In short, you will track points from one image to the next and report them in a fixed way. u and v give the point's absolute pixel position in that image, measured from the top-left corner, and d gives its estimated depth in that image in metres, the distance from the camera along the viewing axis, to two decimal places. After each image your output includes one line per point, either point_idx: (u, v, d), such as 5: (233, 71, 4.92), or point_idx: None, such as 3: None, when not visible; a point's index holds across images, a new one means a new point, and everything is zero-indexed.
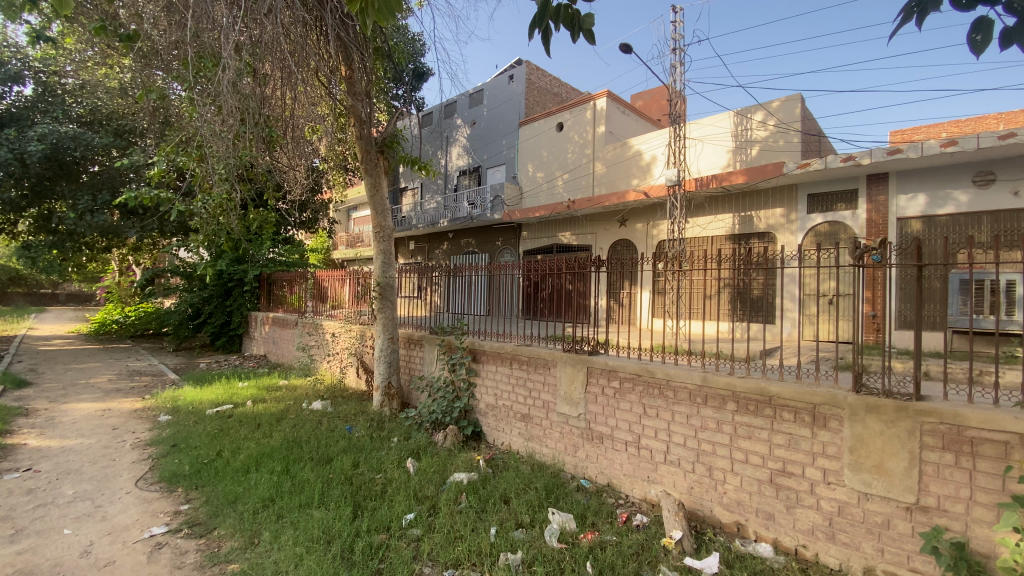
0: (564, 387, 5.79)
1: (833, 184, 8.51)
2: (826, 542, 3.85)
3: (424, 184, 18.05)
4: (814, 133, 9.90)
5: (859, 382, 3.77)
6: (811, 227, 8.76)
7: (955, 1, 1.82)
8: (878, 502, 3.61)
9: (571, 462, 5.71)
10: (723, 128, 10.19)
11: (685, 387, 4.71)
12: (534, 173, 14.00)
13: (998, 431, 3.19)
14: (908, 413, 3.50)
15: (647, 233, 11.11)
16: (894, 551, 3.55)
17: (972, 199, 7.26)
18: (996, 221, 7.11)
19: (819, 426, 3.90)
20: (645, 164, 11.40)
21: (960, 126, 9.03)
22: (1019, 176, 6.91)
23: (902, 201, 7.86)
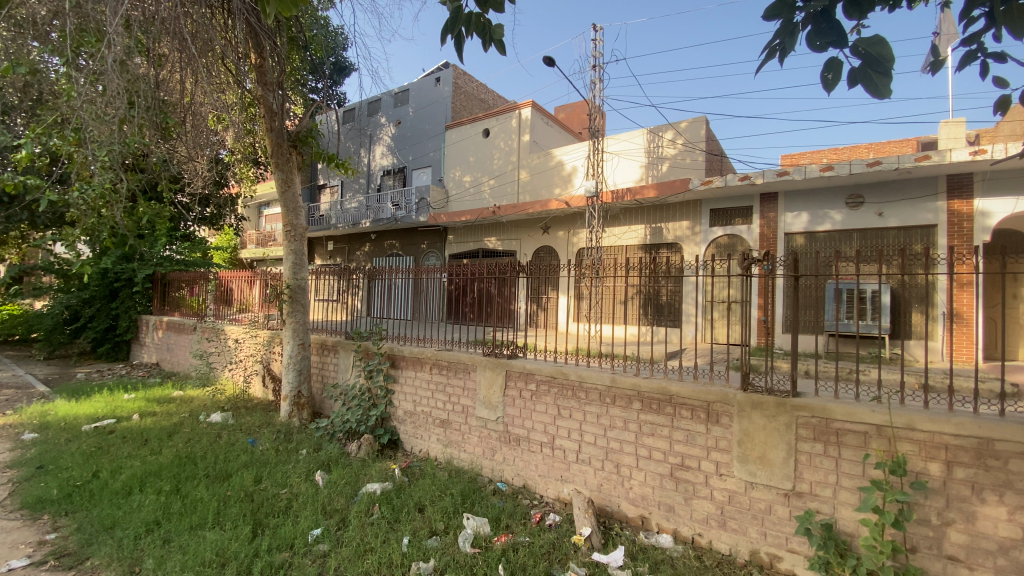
0: (482, 391, 5.80)
1: (732, 201, 9.31)
2: (718, 529, 4.18)
3: (345, 183, 17.36)
4: (716, 153, 10.78)
5: (746, 381, 4.14)
6: (712, 240, 9.52)
7: (813, 45, 2.04)
8: (762, 490, 3.98)
9: (488, 466, 5.72)
10: (637, 145, 10.82)
11: (596, 388, 4.91)
12: (459, 177, 13.96)
13: (858, 423, 3.63)
14: (787, 408, 3.91)
15: (569, 240, 11.51)
16: (775, 534, 3.92)
17: (845, 219, 8.24)
18: (864, 239, 8.12)
19: (712, 422, 4.24)
20: (567, 174, 11.81)
21: (837, 154, 10.22)
22: (882, 200, 7.94)
23: (789, 218, 8.75)
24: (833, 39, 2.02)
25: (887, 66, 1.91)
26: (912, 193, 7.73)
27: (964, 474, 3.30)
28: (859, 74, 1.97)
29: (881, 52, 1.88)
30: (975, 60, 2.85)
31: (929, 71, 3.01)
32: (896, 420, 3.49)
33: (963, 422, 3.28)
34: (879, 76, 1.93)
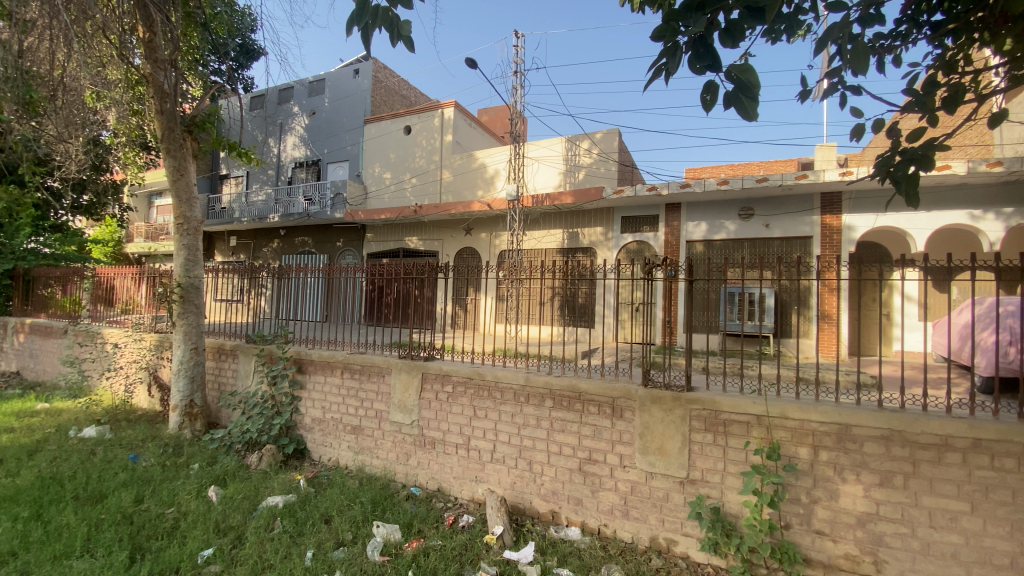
0: (397, 394, 5.67)
1: (641, 209, 9.89)
2: (622, 519, 4.42)
3: (251, 175, 16.15)
4: (628, 164, 11.41)
5: (647, 377, 4.43)
6: (624, 245, 10.06)
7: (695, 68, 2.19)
8: (661, 479, 4.27)
9: (402, 471, 5.60)
10: (556, 151, 11.15)
11: (511, 388, 4.99)
12: (379, 174, 13.53)
13: (742, 413, 4.01)
14: (682, 402, 4.23)
15: (491, 242, 11.60)
16: (671, 519, 4.22)
17: (738, 229, 9.07)
18: (753, 247, 9.00)
19: (617, 416, 4.48)
20: (489, 177, 11.91)
21: (733, 169, 11.23)
22: (769, 212, 8.84)
23: (690, 226, 9.47)
24: (710, 62, 2.05)
25: (756, 93, 1.97)
26: (792, 208, 8.68)
27: (829, 456, 3.74)
28: (733, 98, 2.02)
29: (751, 79, 1.93)
30: (836, 92, 3.20)
31: (801, 100, 3.33)
32: (772, 410, 3.89)
33: (828, 410, 3.71)
34: (750, 102, 1.98)
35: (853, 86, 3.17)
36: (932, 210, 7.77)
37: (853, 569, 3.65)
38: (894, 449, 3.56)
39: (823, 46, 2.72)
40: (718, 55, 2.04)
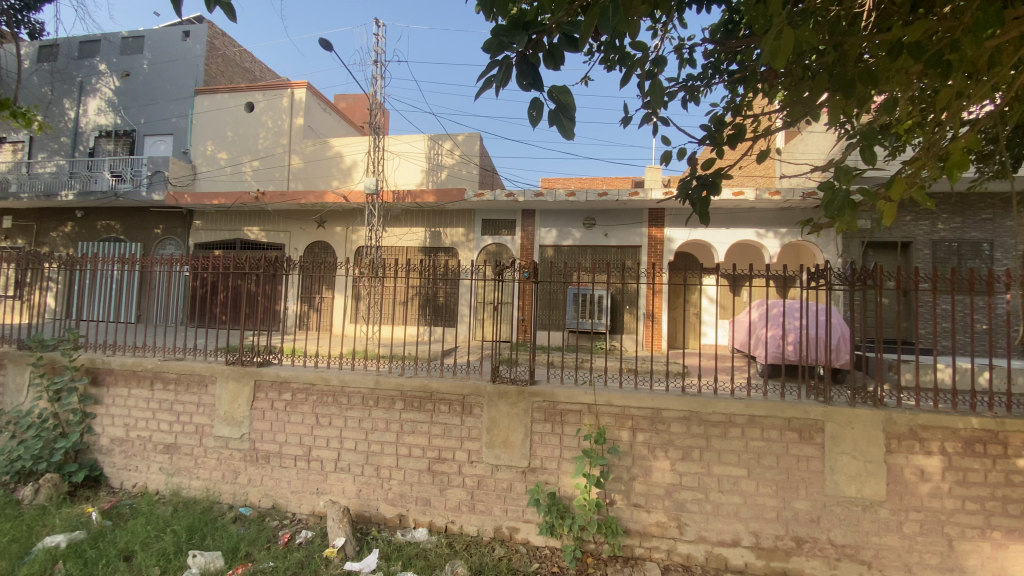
0: (223, 406, 5.05)
1: (499, 212, 10.26)
2: (468, 513, 4.53)
3: (34, 140, 13.00)
4: (488, 168, 11.74)
5: (496, 374, 4.60)
6: (483, 247, 10.33)
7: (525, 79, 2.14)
8: (505, 471, 4.48)
9: (229, 490, 5.02)
10: (417, 148, 10.99)
11: (358, 392, 4.79)
12: (213, 154, 11.92)
13: (576, 403, 4.38)
14: (525, 396, 4.48)
15: (346, 237, 11.00)
16: (514, 508, 4.45)
17: (582, 236, 9.93)
18: (595, 254, 9.93)
19: (466, 413, 4.58)
20: (346, 168, 11.30)
21: (582, 182, 12.26)
22: (608, 223, 9.84)
23: (543, 232, 10.10)
24: (533, 80, 2.15)
25: (573, 114, 2.14)
26: (628, 220, 9.78)
27: (644, 437, 4.26)
28: (554, 117, 2.16)
29: (568, 101, 2.09)
30: (651, 121, 3.66)
31: (623, 124, 3.69)
32: (599, 399, 4.33)
33: (644, 396, 4.23)
34: (569, 122, 2.15)
35: (664, 117, 3.66)
36: (731, 227, 9.38)
37: (662, 534, 4.19)
38: (693, 427, 4.16)
39: (627, 79, 2.85)
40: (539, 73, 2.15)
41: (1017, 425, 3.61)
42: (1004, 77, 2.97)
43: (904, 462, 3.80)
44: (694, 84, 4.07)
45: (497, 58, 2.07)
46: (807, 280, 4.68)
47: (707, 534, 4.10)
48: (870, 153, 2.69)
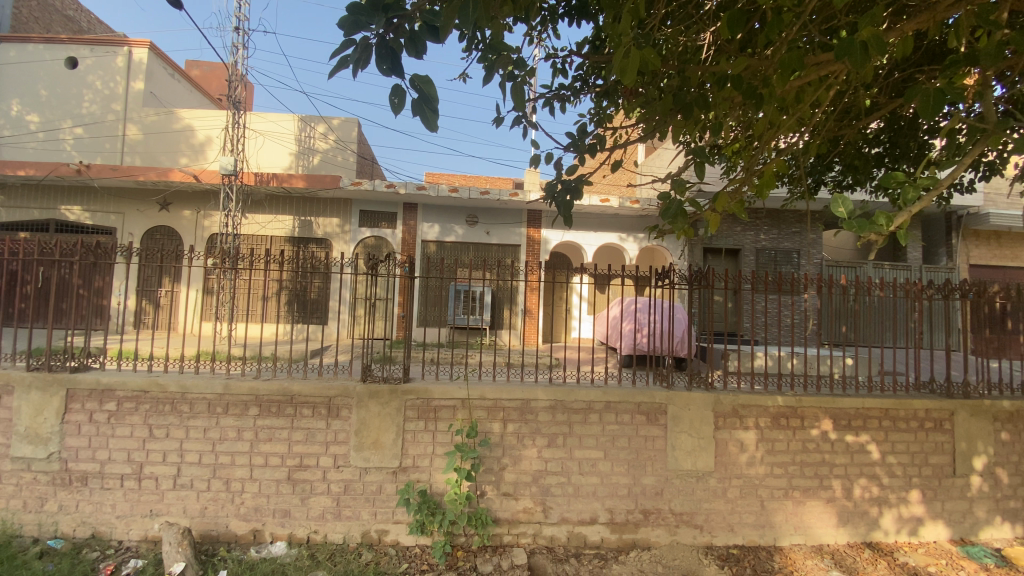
0: (23, 421, 4.17)
1: (378, 204, 9.86)
2: (333, 521, 4.30)
3: None
4: (367, 157, 11.23)
5: (365, 373, 4.42)
6: (360, 240, 9.86)
7: (384, 64, 2.05)
8: (374, 473, 4.33)
9: (31, 522, 4.17)
10: (286, 129, 10.12)
11: (204, 399, 4.27)
12: (17, 113, 9.74)
13: (449, 399, 4.38)
14: (397, 394, 4.37)
15: (197, 222, 9.74)
16: (383, 510, 4.33)
17: (464, 233, 9.97)
18: (476, 251, 10.03)
19: (332, 416, 4.33)
20: (198, 144, 9.99)
21: (465, 179, 12.32)
22: (489, 221, 10.01)
23: (424, 227, 9.94)
24: (393, 66, 2.07)
25: (437, 106, 2.07)
26: (508, 219, 10.04)
27: (513, 428, 4.41)
28: (417, 107, 2.07)
29: (432, 92, 2.02)
30: (521, 124, 3.75)
31: (495, 124, 3.74)
32: (471, 394, 4.38)
33: (514, 389, 4.37)
34: (431, 114, 2.06)
35: (533, 121, 3.78)
36: (599, 230, 10.12)
37: (528, 520, 4.38)
38: (558, 415, 4.41)
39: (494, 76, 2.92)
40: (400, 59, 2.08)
41: (809, 401, 4.40)
42: (804, 113, 3.56)
43: (728, 436, 4.42)
44: (564, 94, 4.31)
45: (352, 37, 1.96)
46: (657, 280, 5.23)
47: (569, 515, 4.38)
48: (701, 168, 3.09)
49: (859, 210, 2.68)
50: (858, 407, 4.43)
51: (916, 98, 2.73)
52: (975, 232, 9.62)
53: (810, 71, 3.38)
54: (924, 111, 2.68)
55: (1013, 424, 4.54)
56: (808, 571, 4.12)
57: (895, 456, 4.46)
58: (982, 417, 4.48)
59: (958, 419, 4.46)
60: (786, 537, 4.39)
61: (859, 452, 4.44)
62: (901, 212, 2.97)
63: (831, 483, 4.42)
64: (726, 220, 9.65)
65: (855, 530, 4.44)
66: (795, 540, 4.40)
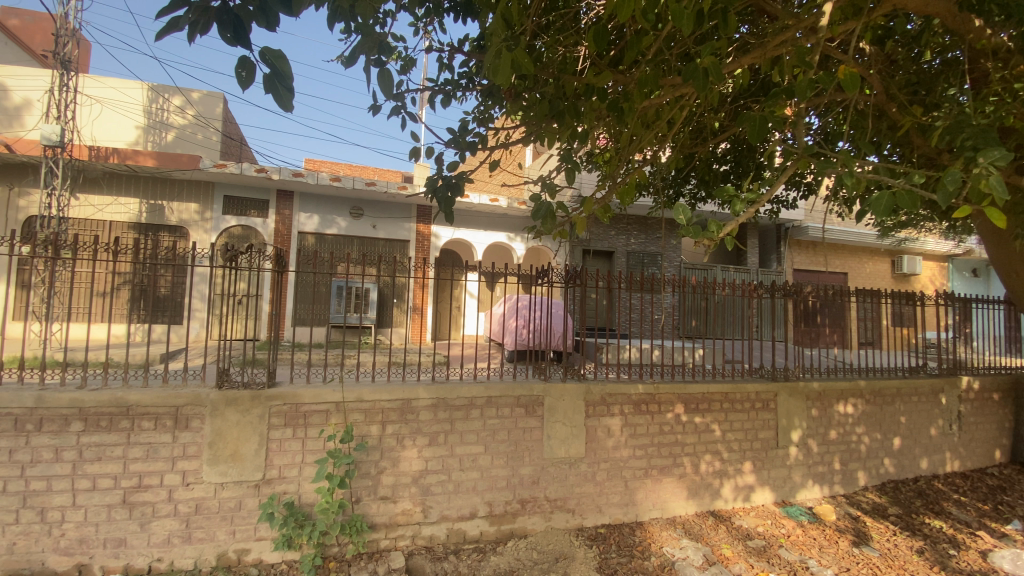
0: None
1: (247, 190, 8.96)
2: (181, 545, 3.81)
3: None
4: (235, 138, 10.15)
5: (221, 378, 3.99)
6: (225, 229, 8.88)
7: (227, 32, 1.85)
8: (232, 488, 3.92)
9: None
10: (132, 99, 8.75)
11: (7, 415, 3.55)
12: None
13: (321, 402, 4.12)
14: (260, 400, 4.01)
15: (7, 201, 8.03)
16: (243, 528, 3.94)
17: (347, 226, 9.45)
18: (360, 245, 9.55)
19: (180, 428, 3.84)
20: (10, 107, 8.21)
21: (350, 169, 11.70)
22: (375, 215, 9.60)
23: (302, 217, 9.24)
24: (241, 36, 1.87)
25: (291, 84, 1.90)
26: (395, 213, 9.72)
27: (393, 429, 4.25)
28: (267, 83, 1.89)
29: (285, 69, 1.86)
30: (399, 115, 3.62)
31: (372, 112, 3.57)
32: (347, 396, 4.15)
33: (393, 388, 4.23)
34: (286, 92, 1.90)
35: (413, 114, 3.66)
36: (488, 229, 10.26)
37: (407, 522, 4.26)
38: (440, 413, 4.35)
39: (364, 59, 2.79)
40: (248, 28, 1.88)
41: (665, 388, 4.89)
42: (661, 129, 3.93)
43: (597, 423, 4.74)
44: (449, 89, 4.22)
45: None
46: (537, 278, 5.42)
47: (448, 512, 4.34)
48: (572, 175, 3.25)
49: (696, 218, 2.97)
50: (704, 392, 5.04)
51: (745, 123, 3.15)
52: (797, 242, 11.47)
53: (668, 90, 3.73)
54: (752, 134, 3.12)
55: (820, 401, 5.46)
56: (664, 541, 4.54)
57: (733, 433, 5.13)
58: (797, 396, 5.34)
59: (780, 398, 5.26)
60: (646, 513, 4.83)
61: (705, 432, 5.04)
62: (731, 221, 3.40)
63: (682, 460, 4.96)
64: (604, 223, 10.37)
65: (701, 501, 5.02)
66: (653, 514, 4.86)
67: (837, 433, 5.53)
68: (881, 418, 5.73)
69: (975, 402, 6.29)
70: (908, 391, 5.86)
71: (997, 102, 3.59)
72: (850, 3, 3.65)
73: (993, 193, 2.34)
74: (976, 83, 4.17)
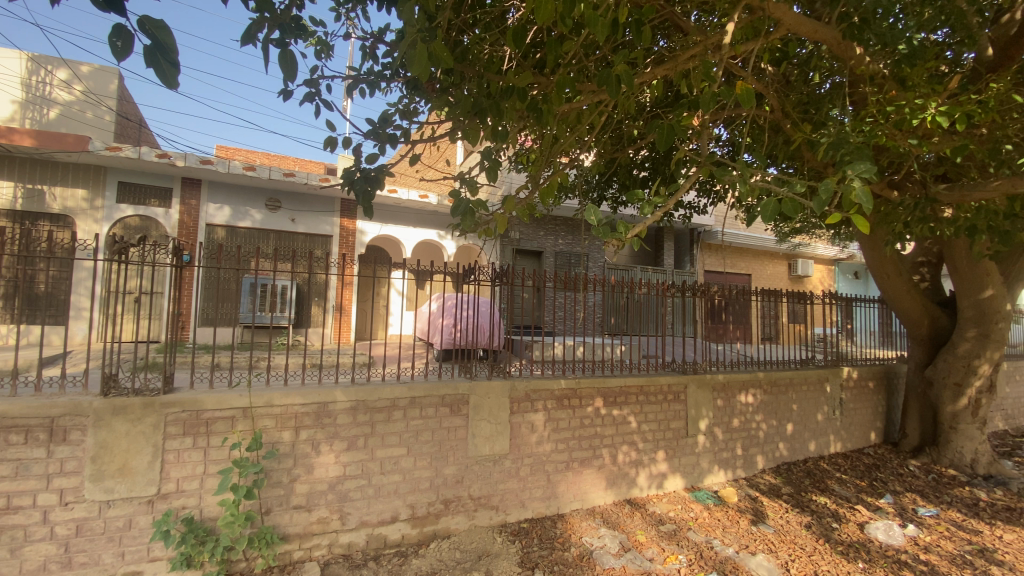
0: None
1: (146, 177, 8.15)
2: (58, 573, 3.40)
3: None
4: (132, 120, 9.21)
5: (107, 385, 3.61)
6: (119, 219, 8.02)
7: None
8: (120, 506, 3.55)
9: None
10: (9, 70, 7.68)
11: None
12: None
13: (226, 409, 3.83)
14: (154, 408, 3.66)
15: None
16: (134, 549, 3.57)
17: (263, 219, 8.87)
18: (277, 240, 8.99)
19: (56, 442, 3.43)
20: None
21: (269, 159, 10.99)
22: (294, 207, 9.08)
23: (210, 209, 8.54)
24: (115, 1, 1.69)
25: (176, 59, 1.74)
26: (316, 207, 9.25)
27: (307, 434, 4.04)
28: (148, 56, 1.71)
29: (168, 41, 1.70)
30: (313, 102, 3.43)
31: (283, 96, 3.37)
32: (256, 401, 3.90)
33: (307, 391, 4.02)
34: (169, 67, 1.73)
35: (328, 102, 3.49)
36: (417, 226, 10.06)
37: (323, 531, 4.06)
38: (359, 416, 4.19)
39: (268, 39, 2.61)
40: None
41: (586, 383, 5.06)
42: (580, 133, 4.05)
43: (521, 419, 4.80)
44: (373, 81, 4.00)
45: None
46: (464, 276, 5.38)
47: (368, 518, 4.19)
48: (494, 173, 3.24)
49: (606, 220, 3.04)
50: (621, 385, 5.27)
51: (655, 131, 3.31)
52: (709, 245, 12.34)
53: (587, 96, 3.86)
54: (660, 142, 3.30)
55: (725, 392, 5.91)
56: (583, 531, 4.66)
57: (648, 424, 5.41)
58: (705, 388, 5.73)
59: (690, 390, 5.62)
60: (567, 505, 4.96)
61: (622, 424, 5.28)
62: (640, 222, 3.55)
63: (602, 452, 5.16)
64: (533, 223, 10.54)
65: (618, 490, 5.25)
66: (574, 506, 5.00)
67: (739, 421, 6.01)
68: (776, 405, 6.29)
69: (854, 390, 7.08)
70: (799, 381, 6.49)
71: (869, 123, 4.05)
72: (750, 26, 3.97)
73: (859, 201, 2.58)
74: (854, 106, 4.68)
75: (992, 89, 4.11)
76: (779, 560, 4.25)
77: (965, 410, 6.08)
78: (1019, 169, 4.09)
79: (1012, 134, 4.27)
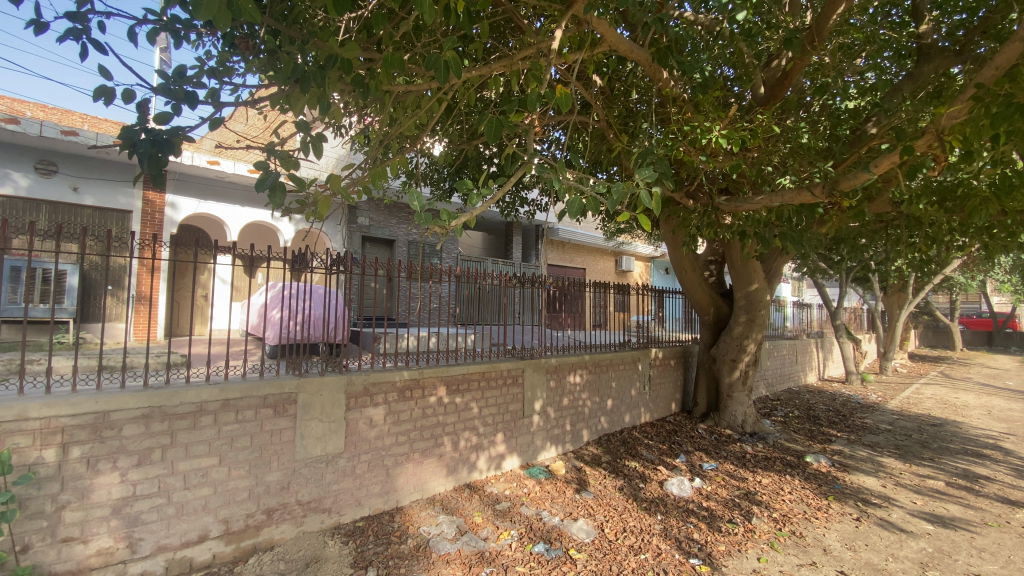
0: None
1: None
2: None
3: None
4: None
5: None
6: None
7: None
8: None
9: None
10: None
11: None
12: None
13: None
14: None
15: None
16: None
17: (31, 186, 7.07)
18: (52, 212, 7.28)
19: None
20: None
21: (46, 112, 8.80)
22: (76, 173, 7.42)
23: None
24: None
25: None
26: (109, 174, 7.69)
27: (82, 451, 3.34)
28: None
29: None
30: (79, 41, 2.80)
31: (34, 29, 2.69)
32: (1, 416, 3.12)
33: (80, 400, 3.33)
34: None
35: (103, 44, 2.88)
36: (245, 205, 8.96)
37: (105, 564, 3.41)
38: (153, 426, 3.59)
39: None
40: None
41: (427, 372, 5.03)
42: (418, 118, 3.96)
43: (358, 415, 4.60)
44: (184, 28, 3.27)
45: None
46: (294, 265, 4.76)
47: (167, 541, 3.63)
48: (317, 149, 2.99)
49: (429, 207, 2.97)
50: (463, 373, 5.37)
51: (483, 123, 3.37)
52: (550, 241, 13.28)
53: (424, 81, 3.81)
54: (489, 133, 3.38)
55: (556, 374, 6.41)
56: (421, 521, 4.67)
57: (487, 409, 5.62)
58: (539, 371, 6.15)
59: (526, 373, 5.98)
60: (405, 497, 4.92)
61: (463, 410, 5.39)
62: (469, 211, 3.59)
63: (443, 440, 5.21)
64: (383, 211, 10.17)
65: (458, 476, 5.37)
66: (413, 497, 4.98)
67: (569, 399, 6.58)
68: (599, 384, 7.03)
69: (660, 367, 8.25)
70: (618, 361, 7.35)
71: (672, 138, 4.69)
72: (578, 36, 4.25)
73: (643, 202, 2.86)
74: (662, 123, 5.36)
75: (759, 120, 5.04)
76: (596, 522, 4.77)
77: (739, 381, 7.53)
78: (774, 187, 5.08)
79: (772, 159, 5.27)
